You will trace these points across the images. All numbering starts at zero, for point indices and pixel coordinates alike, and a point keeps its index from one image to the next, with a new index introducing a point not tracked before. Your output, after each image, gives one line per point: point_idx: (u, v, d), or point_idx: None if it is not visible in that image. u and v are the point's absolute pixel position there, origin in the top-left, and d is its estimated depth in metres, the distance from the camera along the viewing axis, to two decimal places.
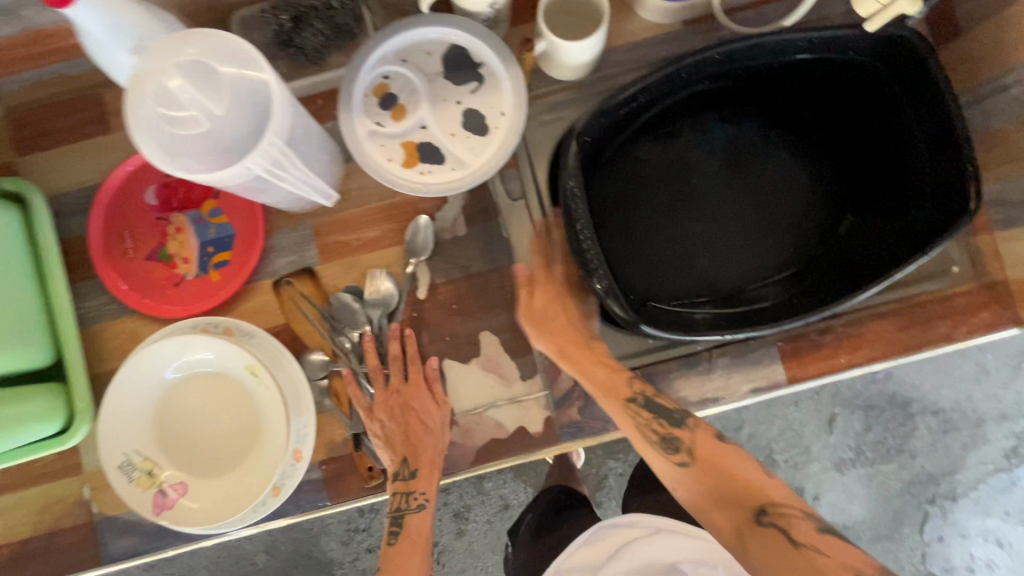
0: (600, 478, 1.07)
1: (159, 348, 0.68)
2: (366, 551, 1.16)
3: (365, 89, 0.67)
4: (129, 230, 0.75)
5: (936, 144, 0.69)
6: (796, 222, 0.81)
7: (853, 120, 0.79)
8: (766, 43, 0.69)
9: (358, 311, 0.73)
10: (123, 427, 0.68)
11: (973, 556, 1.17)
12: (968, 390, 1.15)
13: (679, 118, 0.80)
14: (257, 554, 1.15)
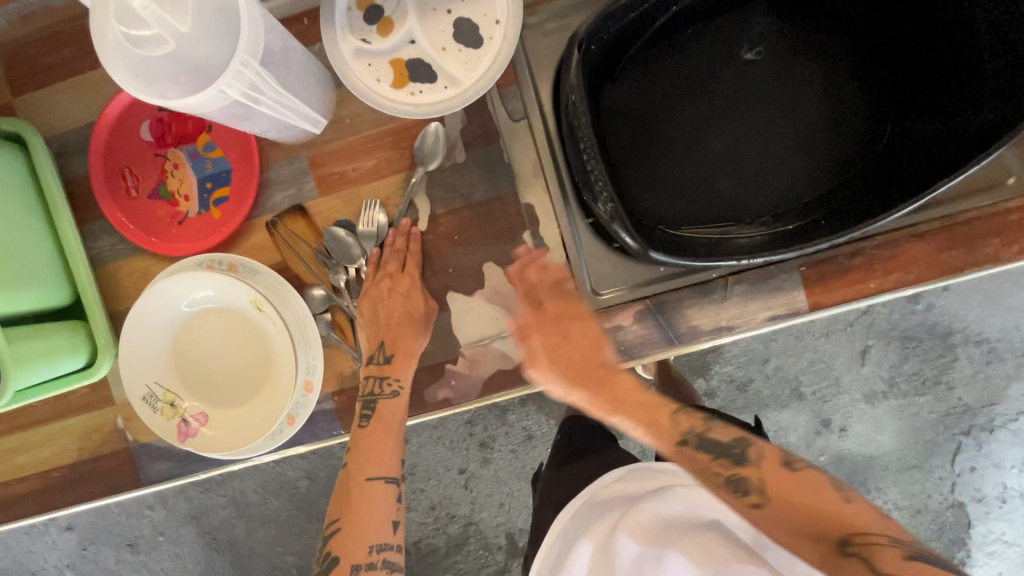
0: (622, 411, 1.08)
1: (167, 285, 0.68)
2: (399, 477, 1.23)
3: (349, 3, 0.62)
4: (129, 168, 0.74)
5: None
6: (831, 137, 0.73)
7: (902, 14, 0.69)
8: None
9: (352, 245, 0.73)
10: (143, 361, 0.71)
11: (1005, 485, 1.11)
12: (1018, 318, 1.10)
13: (700, 23, 0.73)
14: (300, 478, 1.24)
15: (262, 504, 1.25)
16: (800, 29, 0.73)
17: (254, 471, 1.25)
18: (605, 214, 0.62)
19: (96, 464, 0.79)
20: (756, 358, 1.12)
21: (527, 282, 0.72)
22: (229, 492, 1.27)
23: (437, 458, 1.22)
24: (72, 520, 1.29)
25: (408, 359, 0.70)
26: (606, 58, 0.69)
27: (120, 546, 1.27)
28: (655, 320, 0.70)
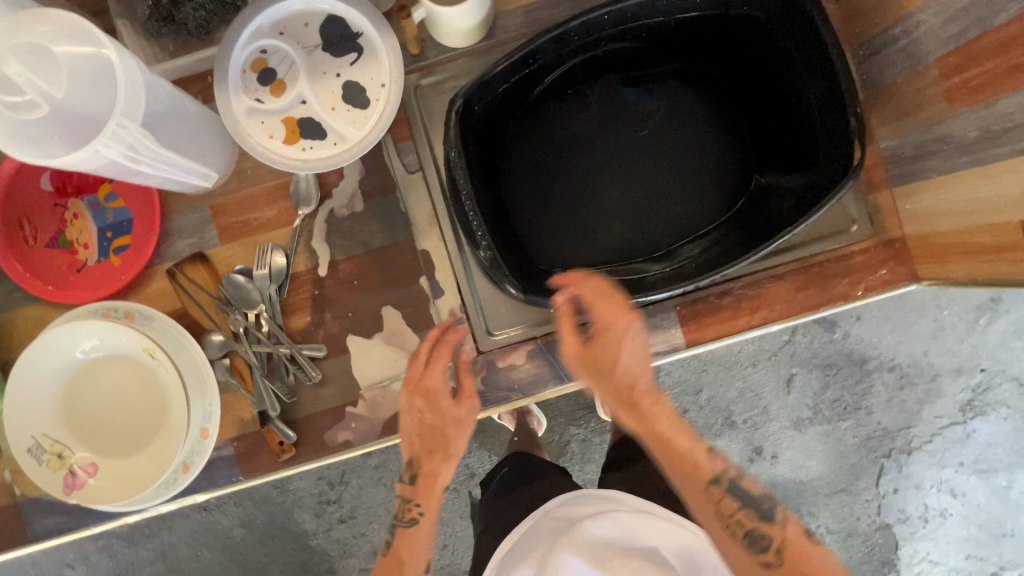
0: (563, 444, 1.11)
1: (57, 334, 0.68)
2: (338, 520, 1.22)
3: (242, 66, 0.65)
4: (27, 217, 0.74)
5: (824, 96, 0.67)
6: (706, 186, 0.80)
7: (756, 79, 0.77)
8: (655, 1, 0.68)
9: (250, 290, 0.74)
10: (29, 412, 0.69)
11: (927, 505, 1.17)
12: (924, 345, 1.15)
13: (585, 84, 0.79)
14: (234, 527, 1.22)
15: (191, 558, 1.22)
16: (675, 91, 0.81)
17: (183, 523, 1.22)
18: (484, 260, 0.66)
19: None
20: (688, 390, 1.15)
21: (424, 323, 0.75)
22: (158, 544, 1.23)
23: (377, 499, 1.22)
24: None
25: (431, 483, 0.69)
26: (498, 116, 0.75)
27: None
28: (546, 358, 0.74)
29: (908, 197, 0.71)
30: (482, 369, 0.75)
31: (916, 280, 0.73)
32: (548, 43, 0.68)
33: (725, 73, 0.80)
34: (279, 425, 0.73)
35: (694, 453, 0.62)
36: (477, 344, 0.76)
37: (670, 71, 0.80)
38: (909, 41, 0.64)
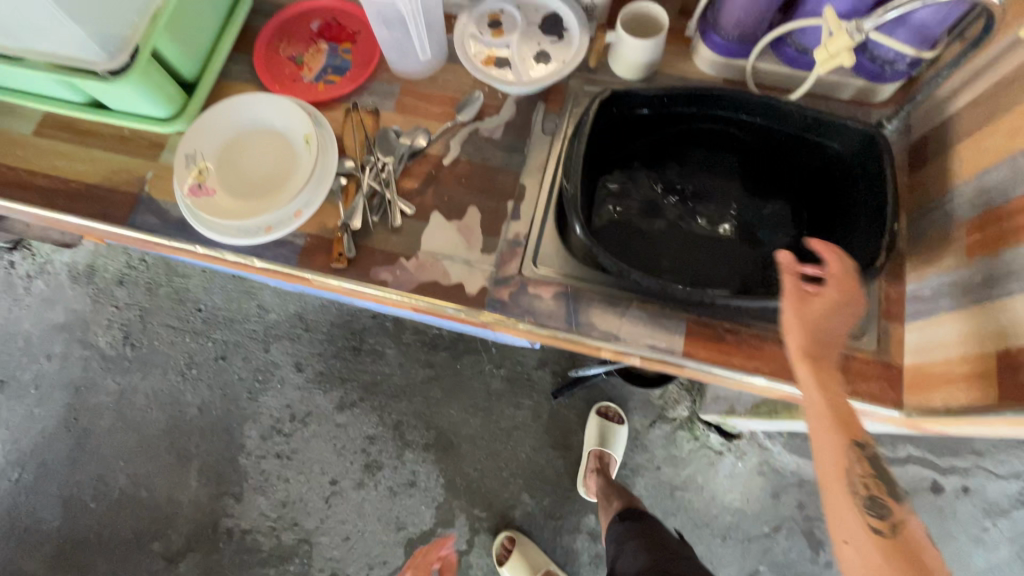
0: (546, 526, 1.66)
1: (262, 97, 0.92)
2: (274, 454, 1.72)
3: (484, 13, 0.94)
4: (287, 39, 1.04)
5: (872, 215, 0.83)
6: (760, 258, 0.93)
7: (822, 203, 0.94)
8: (773, 106, 0.88)
9: (393, 144, 0.95)
10: (204, 133, 0.91)
11: None
12: None
13: (696, 155, 1.00)
14: (189, 405, 1.76)
15: (140, 414, 1.76)
16: (762, 189, 0.98)
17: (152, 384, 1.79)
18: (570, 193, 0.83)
19: (106, 195, 0.95)
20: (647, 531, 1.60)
21: (493, 232, 0.91)
22: (125, 381, 1.78)
23: (316, 455, 1.72)
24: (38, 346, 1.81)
25: None
26: (623, 132, 0.97)
27: (25, 386, 1.79)
28: (566, 303, 0.86)
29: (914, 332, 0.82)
30: (514, 286, 0.88)
31: (898, 405, 0.80)
32: (682, 95, 0.91)
33: (800, 195, 0.97)
34: (348, 239, 0.89)
35: (844, 514, 0.67)
36: (520, 267, 0.89)
37: (758, 173, 0.99)
38: (952, 205, 0.79)
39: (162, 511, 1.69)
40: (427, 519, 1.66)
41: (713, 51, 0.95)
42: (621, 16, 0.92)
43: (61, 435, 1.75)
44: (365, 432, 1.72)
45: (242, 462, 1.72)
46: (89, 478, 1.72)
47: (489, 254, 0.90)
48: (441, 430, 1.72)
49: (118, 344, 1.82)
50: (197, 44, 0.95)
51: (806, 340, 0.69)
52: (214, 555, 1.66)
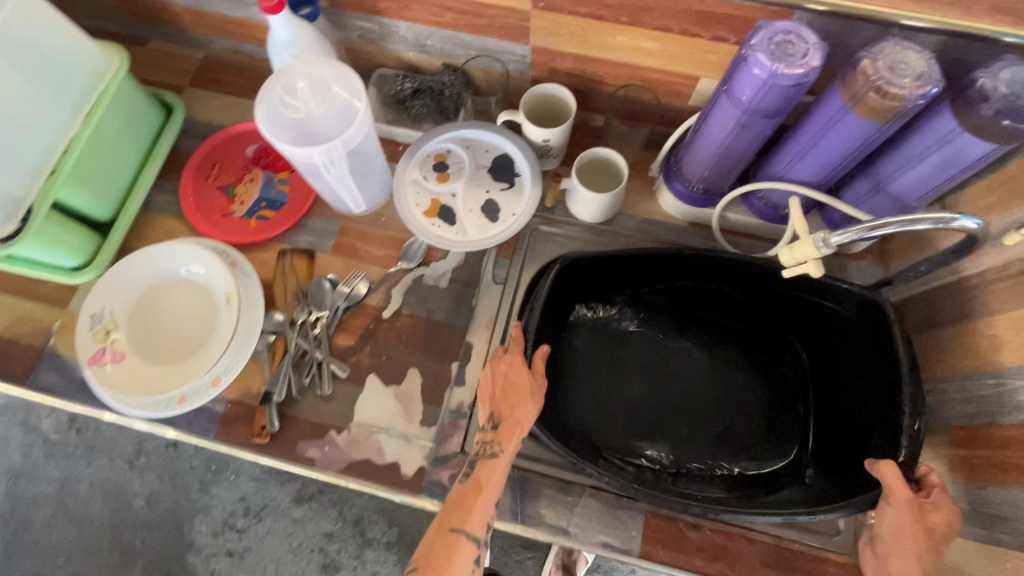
0: None
1: (181, 247, 0.84)
2: (224, 553, 1.35)
3: (429, 153, 0.87)
4: (219, 164, 0.96)
5: (880, 416, 0.73)
6: (761, 441, 0.84)
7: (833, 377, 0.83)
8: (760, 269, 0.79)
9: (327, 295, 0.86)
10: (115, 287, 0.83)
11: None
12: None
13: (692, 309, 0.89)
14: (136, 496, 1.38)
15: (81, 506, 1.38)
16: (768, 355, 0.88)
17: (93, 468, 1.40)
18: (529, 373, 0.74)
19: (5, 348, 0.85)
20: None
21: (435, 400, 0.83)
22: (69, 469, 1.40)
23: (272, 553, 1.35)
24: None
25: None
26: (599, 281, 0.86)
27: None
28: (513, 489, 0.78)
29: None
30: (456, 466, 0.79)
31: None
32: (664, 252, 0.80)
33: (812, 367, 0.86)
34: (272, 411, 0.80)
35: None
36: (463, 443, 0.80)
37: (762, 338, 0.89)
38: (932, 399, 0.72)
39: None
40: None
41: (676, 195, 0.88)
42: (578, 159, 0.84)
43: None
44: (325, 528, 1.36)
45: (190, 560, 1.35)
46: None
47: (429, 427, 0.81)
48: (407, 527, 1.36)
49: (66, 427, 1.43)
50: (111, 182, 0.86)
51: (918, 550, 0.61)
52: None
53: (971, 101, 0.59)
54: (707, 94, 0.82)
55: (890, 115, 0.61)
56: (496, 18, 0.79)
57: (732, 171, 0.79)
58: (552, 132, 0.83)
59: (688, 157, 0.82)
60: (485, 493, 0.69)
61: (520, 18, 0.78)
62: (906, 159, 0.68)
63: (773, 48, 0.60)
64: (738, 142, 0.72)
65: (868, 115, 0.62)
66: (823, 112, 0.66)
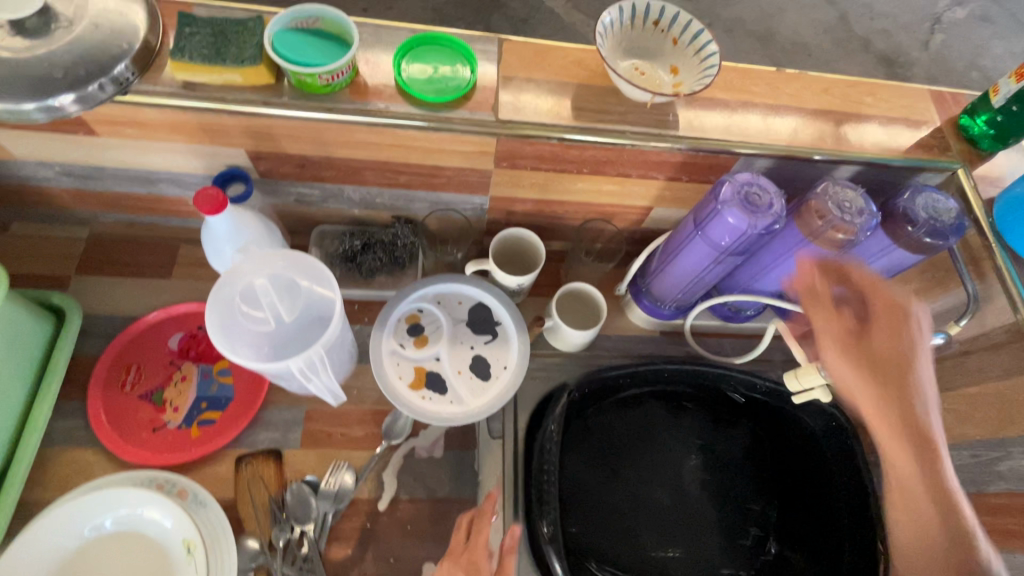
0: None
1: (108, 495, 0.67)
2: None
3: (400, 316, 0.80)
4: (137, 366, 0.80)
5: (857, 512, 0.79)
6: (743, 533, 0.85)
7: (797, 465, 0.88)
8: (729, 375, 0.86)
9: (310, 502, 0.74)
10: (23, 568, 0.64)
11: None
12: None
13: (659, 408, 0.90)
14: None
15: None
16: (738, 442, 0.90)
17: None
18: (545, 534, 0.71)
19: None
20: None
21: None
22: None
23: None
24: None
25: None
26: (582, 403, 0.86)
27: None
28: None
29: None
30: None
31: None
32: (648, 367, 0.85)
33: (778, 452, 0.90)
34: None
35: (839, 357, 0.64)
36: None
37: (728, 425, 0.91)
38: None
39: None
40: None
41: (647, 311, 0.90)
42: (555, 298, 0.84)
43: None
44: None
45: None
46: None
47: None
48: None
49: None
50: None
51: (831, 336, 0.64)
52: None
53: (898, 223, 0.69)
54: (661, 218, 0.87)
55: (845, 246, 0.69)
56: (455, 176, 0.77)
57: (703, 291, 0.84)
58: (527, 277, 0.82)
59: (659, 280, 0.85)
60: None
61: (481, 175, 0.77)
62: None
63: (743, 202, 0.65)
64: (712, 270, 0.77)
65: (827, 245, 0.69)
66: (784, 241, 0.73)
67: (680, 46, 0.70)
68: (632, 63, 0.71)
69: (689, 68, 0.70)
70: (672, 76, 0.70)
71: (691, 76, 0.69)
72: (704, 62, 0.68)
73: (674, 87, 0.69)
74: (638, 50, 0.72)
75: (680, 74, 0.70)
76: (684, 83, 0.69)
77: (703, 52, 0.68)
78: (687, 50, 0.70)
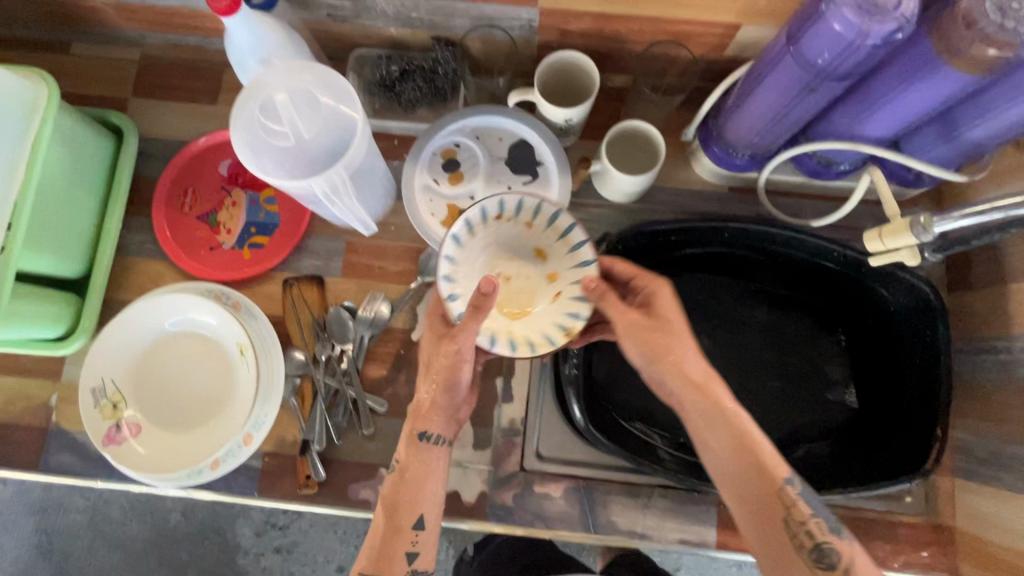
0: None
1: (174, 298, 0.74)
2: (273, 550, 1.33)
3: (435, 151, 0.75)
4: (192, 189, 0.83)
5: (921, 393, 0.71)
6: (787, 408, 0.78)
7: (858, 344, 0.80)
8: (803, 240, 0.75)
9: (349, 326, 0.78)
10: (110, 353, 0.74)
11: None
12: None
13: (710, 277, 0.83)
14: (174, 514, 1.34)
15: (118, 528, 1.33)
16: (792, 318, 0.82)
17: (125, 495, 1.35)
18: (568, 376, 0.72)
19: (6, 432, 0.77)
20: None
21: (484, 421, 0.78)
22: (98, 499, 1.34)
23: (320, 545, 1.34)
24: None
25: None
26: (623, 263, 0.80)
27: None
28: (581, 502, 0.76)
29: (968, 492, 0.74)
30: (517, 486, 0.76)
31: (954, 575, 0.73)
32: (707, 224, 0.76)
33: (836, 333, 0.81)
34: (315, 459, 0.75)
35: (709, 432, 0.56)
36: (521, 461, 0.77)
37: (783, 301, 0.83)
38: (1008, 357, 0.69)
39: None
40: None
41: (715, 160, 0.78)
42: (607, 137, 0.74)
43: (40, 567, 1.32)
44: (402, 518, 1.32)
45: (240, 562, 1.32)
46: None
47: (483, 449, 0.77)
48: None
49: None
50: (75, 232, 0.74)
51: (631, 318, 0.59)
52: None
53: None
54: (750, 42, 0.70)
55: (991, 67, 0.52)
56: None
57: (786, 134, 0.70)
58: (574, 112, 0.72)
59: (734, 121, 0.71)
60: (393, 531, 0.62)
61: None
62: (996, 108, 0.59)
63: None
64: (799, 102, 0.63)
65: (969, 69, 0.53)
66: (906, 65, 0.56)
67: (540, 231, 0.66)
68: (492, 270, 0.67)
69: (557, 257, 0.66)
70: (543, 270, 0.67)
71: (563, 269, 0.66)
72: (577, 256, 0.64)
73: (550, 296, 0.66)
74: (500, 247, 0.68)
75: (550, 264, 0.67)
76: (558, 291, 0.66)
77: (578, 253, 0.64)
78: (554, 243, 0.66)
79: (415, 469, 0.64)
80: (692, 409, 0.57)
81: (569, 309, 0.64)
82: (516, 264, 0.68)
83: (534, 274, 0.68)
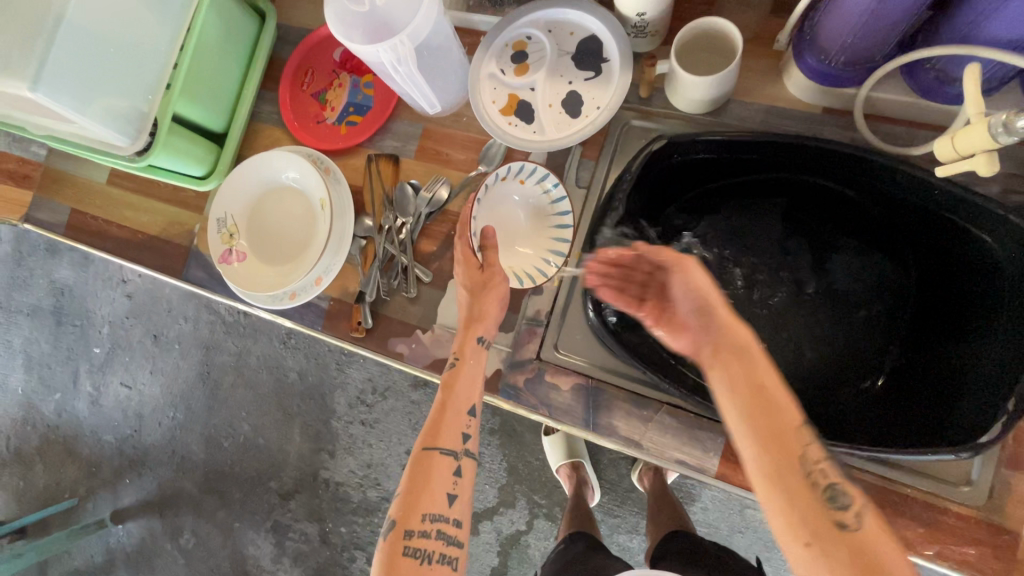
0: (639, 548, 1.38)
1: (279, 156, 0.89)
2: (359, 422, 1.55)
3: (507, 41, 0.78)
4: (311, 70, 0.97)
5: (1005, 363, 0.60)
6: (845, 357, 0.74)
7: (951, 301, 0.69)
8: (894, 171, 0.64)
9: (410, 201, 0.88)
10: (232, 195, 0.91)
11: None
12: None
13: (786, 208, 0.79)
14: (291, 370, 1.62)
15: (252, 373, 1.65)
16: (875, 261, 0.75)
17: (258, 346, 1.65)
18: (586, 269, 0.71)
19: (165, 248, 1.01)
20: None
21: (512, 308, 0.83)
22: (242, 345, 1.67)
23: (396, 428, 1.53)
24: (129, 312, 1.77)
25: None
26: (683, 176, 0.77)
27: (135, 347, 1.76)
28: (585, 400, 0.78)
29: None
30: (530, 371, 0.80)
31: None
32: (778, 139, 0.67)
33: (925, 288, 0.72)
34: (365, 309, 0.86)
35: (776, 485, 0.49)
36: (540, 350, 0.81)
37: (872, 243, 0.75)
38: None
39: (273, 456, 1.62)
40: (519, 520, 1.39)
41: (808, 71, 0.69)
42: (681, 33, 0.69)
43: (199, 386, 1.70)
44: None
45: (333, 424, 1.58)
46: (219, 426, 1.69)
47: (507, 332, 0.82)
48: (510, 419, 1.42)
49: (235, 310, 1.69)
50: (222, 94, 0.93)
51: (749, 408, 0.52)
52: (315, 501, 1.58)
53: None
54: None
55: None
56: None
57: (881, 36, 0.61)
58: (648, 4, 0.68)
59: (828, 20, 0.63)
60: (451, 408, 0.72)
61: None
62: None
63: None
64: None
65: None
66: None
67: (531, 187, 0.82)
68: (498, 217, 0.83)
69: (543, 211, 0.83)
70: (528, 219, 0.83)
71: (547, 219, 0.82)
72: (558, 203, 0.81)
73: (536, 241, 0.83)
74: (498, 203, 0.83)
75: (534, 215, 0.83)
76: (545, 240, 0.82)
77: (558, 206, 0.81)
78: (540, 196, 0.82)
79: (468, 365, 0.75)
80: (766, 432, 0.51)
81: (552, 251, 0.81)
82: (510, 211, 0.84)
83: (526, 250, 0.83)
